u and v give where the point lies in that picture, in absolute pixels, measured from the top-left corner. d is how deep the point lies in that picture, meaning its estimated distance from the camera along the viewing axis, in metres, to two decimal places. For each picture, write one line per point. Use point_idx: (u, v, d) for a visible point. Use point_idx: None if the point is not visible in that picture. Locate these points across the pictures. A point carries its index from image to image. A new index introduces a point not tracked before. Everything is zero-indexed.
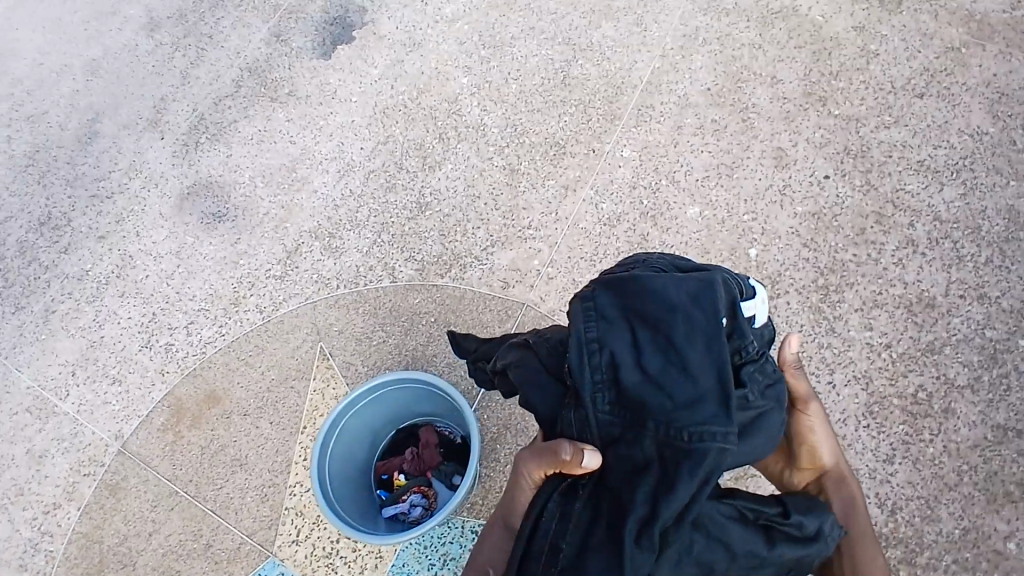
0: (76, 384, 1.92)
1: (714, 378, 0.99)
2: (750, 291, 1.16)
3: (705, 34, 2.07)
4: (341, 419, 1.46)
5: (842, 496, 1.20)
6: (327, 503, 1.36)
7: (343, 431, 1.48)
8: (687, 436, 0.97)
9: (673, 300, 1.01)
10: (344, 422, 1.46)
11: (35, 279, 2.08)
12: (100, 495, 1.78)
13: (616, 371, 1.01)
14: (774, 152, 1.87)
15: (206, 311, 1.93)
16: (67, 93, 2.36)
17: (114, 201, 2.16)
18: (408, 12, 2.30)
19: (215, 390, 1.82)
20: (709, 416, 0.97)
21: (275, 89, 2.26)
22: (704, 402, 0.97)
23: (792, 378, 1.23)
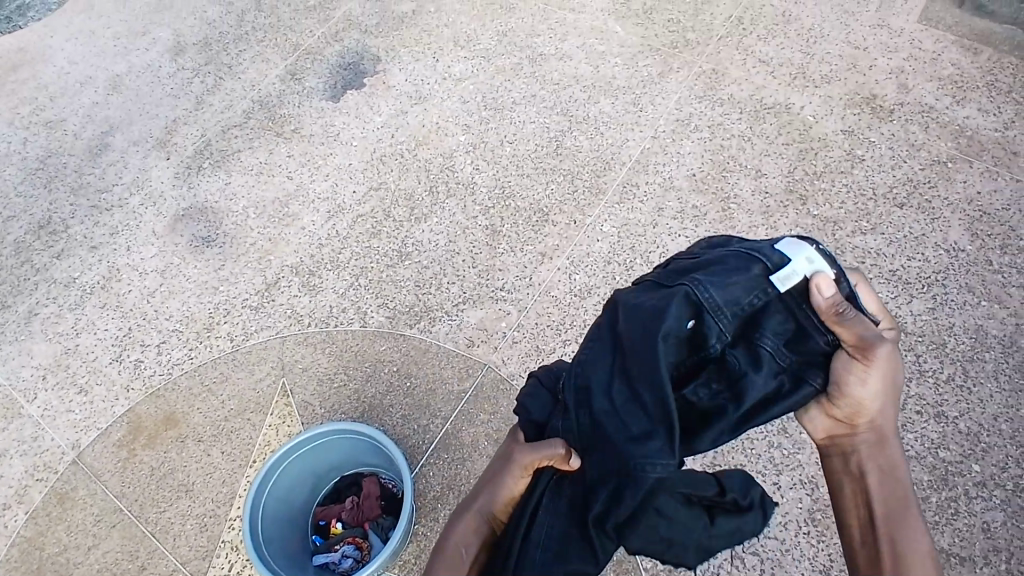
0: (44, 389, 1.94)
1: (666, 411, 1.01)
2: (781, 259, 1.10)
3: (697, 121, 2.14)
4: (285, 459, 1.48)
5: (879, 460, 1.15)
6: (254, 544, 1.36)
7: (282, 475, 1.49)
8: (630, 466, 1.00)
9: (651, 328, 1.06)
10: (287, 463, 1.48)
11: (25, 280, 2.14)
12: (47, 502, 1.77)
13: (590, 396, 1.08)
14: None
15: (179, 332, 1.97)
16: (87, 104, 2.53)
17: (113, 214, 2.25)
18: (418, 66, 2.42)
19: (173, 413, 1.85)
20: (653, 449, 1.00)
21: (282, 125, 2.36)
22: (654, 436, 1.01)
23: (839, 329, 1.06)
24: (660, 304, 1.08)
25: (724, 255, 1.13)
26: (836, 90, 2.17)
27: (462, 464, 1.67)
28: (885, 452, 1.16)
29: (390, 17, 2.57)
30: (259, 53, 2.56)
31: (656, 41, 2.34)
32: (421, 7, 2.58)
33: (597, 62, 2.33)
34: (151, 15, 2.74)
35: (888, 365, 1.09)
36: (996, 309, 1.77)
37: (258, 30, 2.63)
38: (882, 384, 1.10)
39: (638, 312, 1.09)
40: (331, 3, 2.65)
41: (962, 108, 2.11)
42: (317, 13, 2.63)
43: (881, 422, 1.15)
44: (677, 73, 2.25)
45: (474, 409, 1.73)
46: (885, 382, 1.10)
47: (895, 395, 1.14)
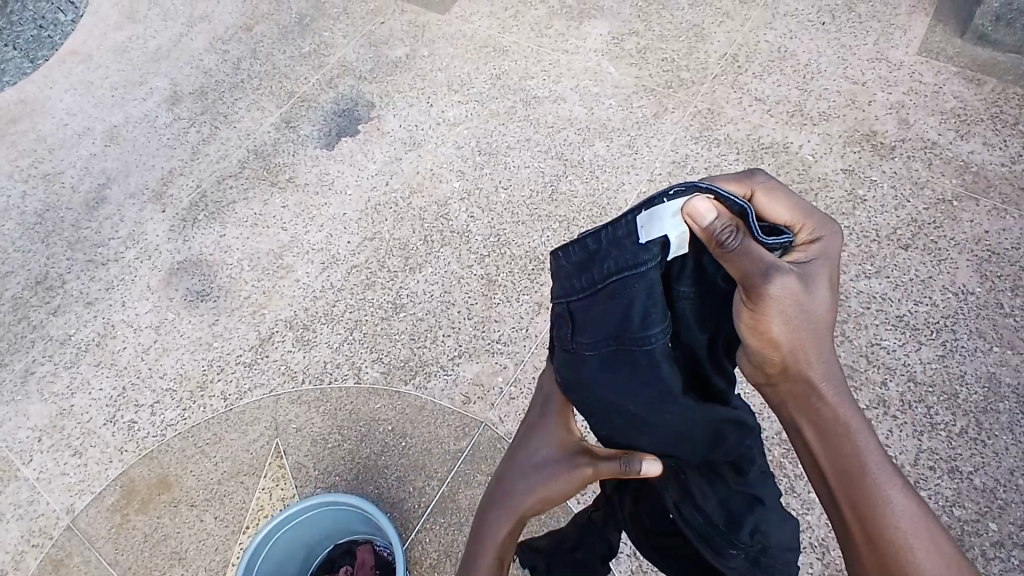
0: (40, 451, 1.91)
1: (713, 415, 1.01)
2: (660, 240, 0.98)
3: (694, 163, 2.11)
4: (274, 532, 1.43)
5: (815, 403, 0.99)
6: None
7: (273, 548, 1.45)
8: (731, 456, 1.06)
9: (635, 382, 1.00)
10: (276, 536, 1.44)
11: (21, 337, 2.11)
12: (42, 571, 1.73)
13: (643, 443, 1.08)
14: None
15: (174, 391, 1.95)
16: (84, 156, 2.51)
17: (109, 268, 2.23)
18: (412, 112, 2.42)
19: (167, 475, 1.82)
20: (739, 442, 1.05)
21: (277, 174, 2.35)
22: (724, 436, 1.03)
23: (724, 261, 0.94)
24: (624, 369, 1.00)
25: (610, 280, 0.99)
26: (835, 127, 2.13)
27: (459, 528, 1.63)
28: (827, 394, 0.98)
29: (384, 62, 2.57)
30: (254, 101, 2.56)
31: (650, 81, 2.32)
32: (415, 52, 2.59)
33: (591, 103, 2.31)
34: (147, 64, 2.74)
35: (790, 297, 0.95)
36: (1009, 355, 1.71)
37: (253, 78, 2.62)
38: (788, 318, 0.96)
39: (601, 376, 1.03)
40: (326, 50, 2.65)
41: (966, 142, 2.07)
42: (312, 59, 2.63)
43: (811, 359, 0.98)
44: (672, 113, 2.23)
45: (471, 470, 1.70)
46: (795, 314, 0.96)
47: (811, 324, 0.98)
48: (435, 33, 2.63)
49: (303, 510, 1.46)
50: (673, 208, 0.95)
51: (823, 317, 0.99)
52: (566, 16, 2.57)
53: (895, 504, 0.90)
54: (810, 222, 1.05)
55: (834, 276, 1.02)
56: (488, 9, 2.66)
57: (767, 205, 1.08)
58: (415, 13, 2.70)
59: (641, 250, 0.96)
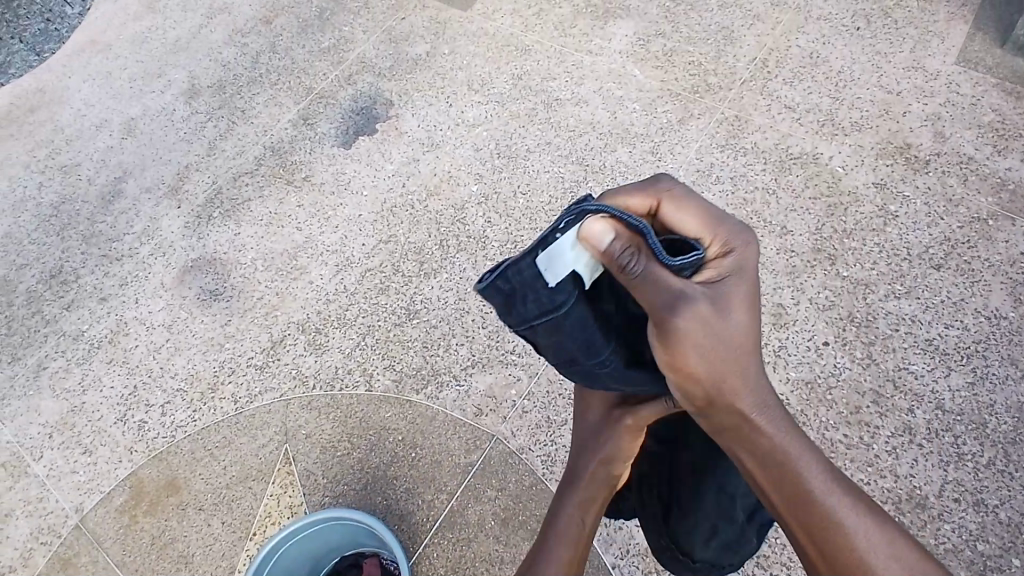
0: (49, 448, 1.90)
1: None
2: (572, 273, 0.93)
3: (719, 172, 2.05)
4: (274, 553, 1.40)
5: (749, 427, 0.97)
6: None
7: (281, 557, 1.43)
8: None
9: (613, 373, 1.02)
10: (277, 556, 1.41)
11: (34, 332, 2.11)
12: (48, 570, 1.72)
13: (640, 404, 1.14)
14: (772, 308, 1.79)
15: (184, 392, 1.94)
16: (102, 148, 2.50)
17: (123, 263, 2.21)
18: (432, 111, 2.37)
19: (175, 478, 1.81)
20: None
21: (293, 172, 2.32)
22: None
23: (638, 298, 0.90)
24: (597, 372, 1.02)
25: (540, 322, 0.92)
26: (867, 138, 2.06)
27: (467, 544, 1.60)
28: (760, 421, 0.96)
29: (404, 60, 2.53)
30: (272, 97, 2.52)
31: (676, 85, 2.26)
32: (436, 49, 2.54)
33: (614, 107, 2.26)
34: (166, 56, 2.71)
35: (709, 323, 0.93)
36: None
37: (272, 73, 2.59)
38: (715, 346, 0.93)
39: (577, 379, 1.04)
40: (345, 45, 2.61)
41: (1004, 158, 1.98)
42: (331, 55, 2.59)
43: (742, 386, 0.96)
44: (697, 120, 2.17)
45: (481, 485, 1.66)
46: (715, 339, 0.93)
47: (734, 345, 0.95)
48: (457, 30, 2.58)
49: (302, 530, 1.42)
50: (569, 241, 0.89)
51: (744, 335, 0.95)
52: (591, 16, 2.51)
53: (847, 523, 0.90)
54: (717, 229, 1.01)
55: (752, 288, 0.98)
56: (510, 7, 2.60)
57: (674, 214, 1.04)
58: (437, 9, 2.65)
59: (555, 291, 0.90)
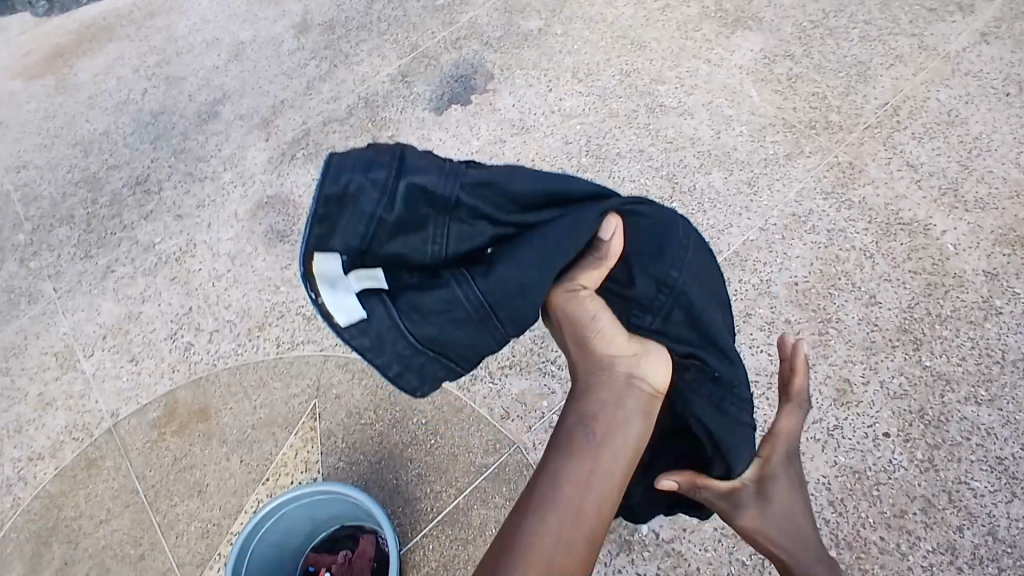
0: (102, 348, 2.01)
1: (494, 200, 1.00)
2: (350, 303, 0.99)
3: (817, 220, 1.90)
4: (264, 522, 1.43)
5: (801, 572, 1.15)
6: None
7: (274, 526, 1.46)
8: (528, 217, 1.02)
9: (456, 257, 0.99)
10: (267, 526, 1.44)
11: (110, 234, 2.20)
12: (78, 464, 1.83)
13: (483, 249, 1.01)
14: (837, 382, 1.68)
15: (233, 325, 1.99)
16: (208, 67, 2.54)
17: (203, 185, 2.27)
18: (530, 93, 2.30)
19: (207, 406, 1.87)
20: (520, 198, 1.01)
21: (380, 129, 2.30)
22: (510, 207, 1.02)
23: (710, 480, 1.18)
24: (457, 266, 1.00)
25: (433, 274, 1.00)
26: (990, 219, 1.85)
27: (462, 546, 1.60)
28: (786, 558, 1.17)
29: (515, 33, 2.44)
30: (377, 46, 2.49)
31: (793, 116, 2.09)
32: (549, 28, 2.44)
33: (720, 126, 2.11)
34: None
35: (775, 504, 1.17)
36: None
37: (382, 21, 2.55)
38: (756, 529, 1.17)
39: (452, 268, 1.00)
40: (459, 6, 2.54)
41: None
42: (443, 14, 2.53)
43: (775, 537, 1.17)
44: (807, 158, 2.00)
45: (490, 489, 1.65)
46: (779, 517, 1.16)
47: (790, 525, 1.16)
48: (575, 12, 2.46)
49: (291, 500, 1.45)
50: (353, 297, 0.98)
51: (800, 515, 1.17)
52: (719, 21, 2.35)
53: None
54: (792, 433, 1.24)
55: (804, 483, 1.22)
56: None
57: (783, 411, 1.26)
58: None
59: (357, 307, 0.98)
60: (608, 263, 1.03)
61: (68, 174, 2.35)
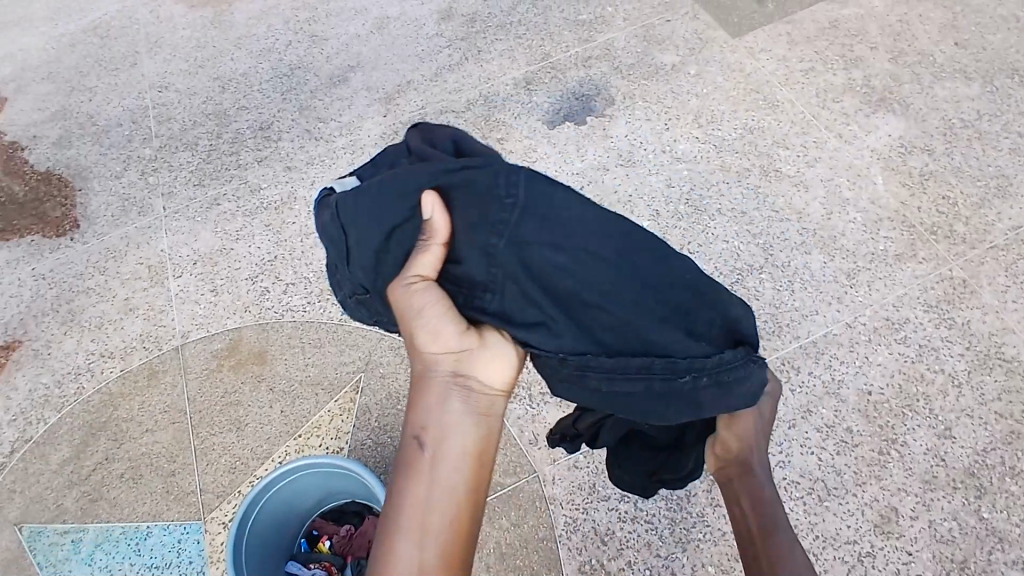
0: (191, 272, 2.16)
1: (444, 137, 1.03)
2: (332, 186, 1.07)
3: (909, 332, 1.80)
4: (261, 498, 1.49)
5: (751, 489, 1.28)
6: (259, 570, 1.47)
7: (273, 499, 1.52)
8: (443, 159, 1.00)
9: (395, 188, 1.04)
10: (264, 501, 1.49)
11: (224, 169, 2.36)
12: (141, 372, 1.99)
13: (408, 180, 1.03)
14: (882, 507, 1.61)
15: (310, 282, 2.09)
16: (350, 34, 2.66)
17: (318, 144, 2.38)
18: (646, 127, 2.27)
19: (266, 352, 1.98)
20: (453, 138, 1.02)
21: (492, 129, 2.34)
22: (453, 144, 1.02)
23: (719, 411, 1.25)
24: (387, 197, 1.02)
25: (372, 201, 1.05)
26: None
27: None
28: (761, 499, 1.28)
29: (648, 64, 2.41)
30: (511, 48, 2.53)
31: (913, 216, 1.98)
32: (683, 65, 2.39)
33: (833, 207, 2.02)
34: None
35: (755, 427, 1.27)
36: None
37: (522, 25, 2.58)
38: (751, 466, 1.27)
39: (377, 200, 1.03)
40: (601, 25, 2.53)
41: None
42: (583, 30, 2.54)
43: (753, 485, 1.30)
44: (917, 263, 1.90)
45: (500, 509, 1.66)
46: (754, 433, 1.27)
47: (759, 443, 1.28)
48: (714, 55, 2.40)
49: (286, 475, 1.51)
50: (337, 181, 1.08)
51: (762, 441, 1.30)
52: (861, 98, 2.24)
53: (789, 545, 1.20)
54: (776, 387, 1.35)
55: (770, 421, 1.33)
56: (782, 54, 2.37)
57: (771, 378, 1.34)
58: (706, 24, 2.48)
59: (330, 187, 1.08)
60: (436, 241, 0.91)
61: (202, 104, 2.53)
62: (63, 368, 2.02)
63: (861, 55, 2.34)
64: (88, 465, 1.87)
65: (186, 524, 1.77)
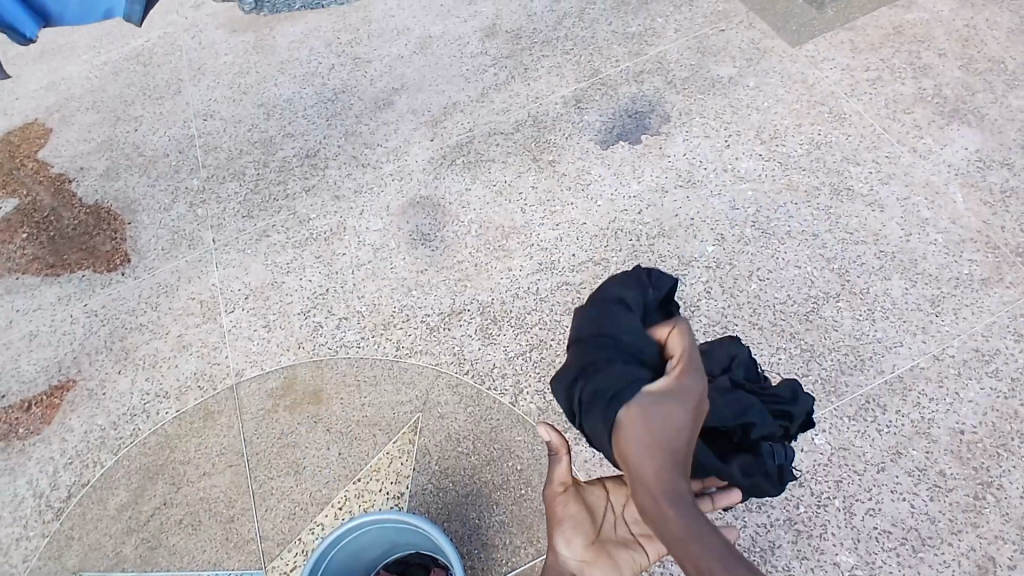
0: (242, 307, 2.14)
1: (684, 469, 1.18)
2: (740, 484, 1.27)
3: (1002, 364, 1.69)
4: (328, 554, 1.45)
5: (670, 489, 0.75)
6: None
7: (339, 553, 1.48)
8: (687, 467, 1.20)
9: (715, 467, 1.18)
10: (331, 556, 1.45)
11: (272, 200, 2.33)
12: (196, 413, 1.97)
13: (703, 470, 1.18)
14: (980, 557, 1.49)
15: (362, 317, 2.05)
16: (393, 55, 2.61)
17: (364, 171, 2.33)
18: (705, 145, 2.16)
19: (321, 391, 1.95)
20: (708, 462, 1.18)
21: (543, 151, 2.26)
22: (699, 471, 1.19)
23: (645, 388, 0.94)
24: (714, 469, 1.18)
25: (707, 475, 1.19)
26: None
27: None
28: (678, 507, 0.73)
29: (704, 77, 2.31)
30: (558, 64, 2.45)
31: (998, 237, 1.87)
32: (742, 77, 2.28)
33: (912, 229, 1.90)
34: None
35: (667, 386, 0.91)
36: None
37: (569, 40, 2.50)
38: (659, 420, 0.84)
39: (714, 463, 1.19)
40: (651, 37, 2.44)
41: None
42: (633, 43, 2.44)
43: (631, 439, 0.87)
44: (1005, 289, 1.79)
45: None
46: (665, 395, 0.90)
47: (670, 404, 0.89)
48: (773, 65, 2.28)
49: (352, 530, 1.46)
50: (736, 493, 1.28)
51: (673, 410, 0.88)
52: (936, 108, 2.11)
53: None
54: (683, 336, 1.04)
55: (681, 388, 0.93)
56: (847, 62, 2.25)
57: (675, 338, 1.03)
58: (763, 32, 2.36)
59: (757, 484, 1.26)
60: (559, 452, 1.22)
61: (247, 132, 2.50)
62: (118, 409, 2.01)
63: (931, 61, 2.21)
64: (146, 510, 1.86)
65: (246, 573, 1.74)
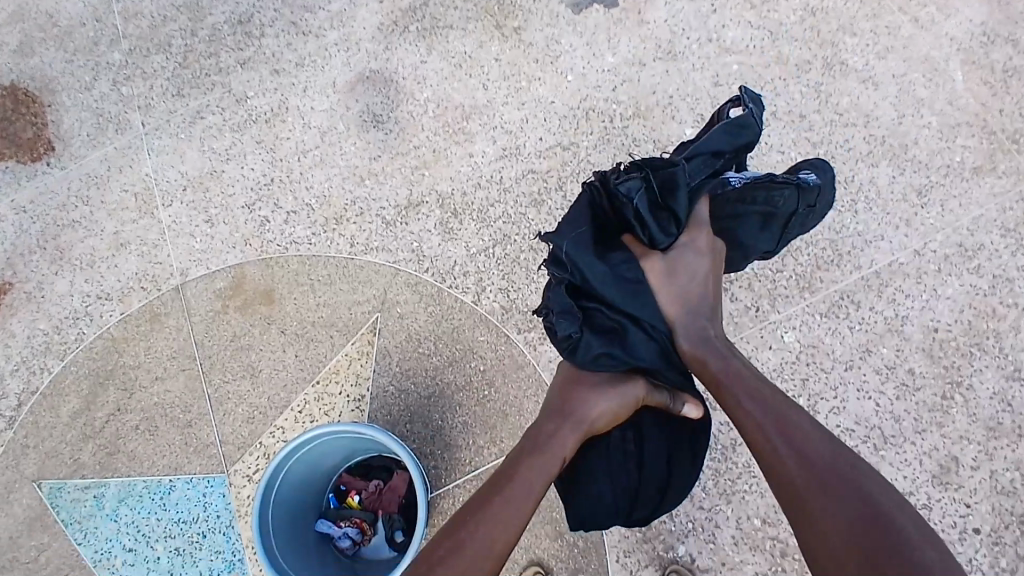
0: (181, 199, 1.96)
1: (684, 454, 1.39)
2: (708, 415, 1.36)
3: (986, 262, 1.63)
4: (285, 465, 1.46)
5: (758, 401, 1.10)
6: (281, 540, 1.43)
7: (293, 465, 1.49)
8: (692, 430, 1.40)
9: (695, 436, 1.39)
10: (288, 467, 1.47)
11: (203, 76, 2.02)
12: (142, 315, 1.87)
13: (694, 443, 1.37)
14: (943, 457, 1.56)
15: (313, 209, 1.89)
16: None
17: (306, 40, 2.01)
18: (687, 10, 1.87)
19: (273, 290, 1.84)
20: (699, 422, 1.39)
21: (506, 15, 1.94)
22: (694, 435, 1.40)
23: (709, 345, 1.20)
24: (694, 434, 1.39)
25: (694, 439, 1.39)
26: None
27: None
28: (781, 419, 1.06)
29: None
30: None
31: (1000, 120, 1.73)
32: None
33: (906, 109, 1.75)
34: None
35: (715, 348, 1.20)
36: None
37: None
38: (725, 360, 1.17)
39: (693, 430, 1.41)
40: None
41: None
42: None
43: (674, 277, 1.25)
44: (996, 179, 1.68)
45: None
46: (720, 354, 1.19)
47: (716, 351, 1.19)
48: None
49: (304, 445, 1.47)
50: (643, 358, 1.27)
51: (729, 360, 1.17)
52: None
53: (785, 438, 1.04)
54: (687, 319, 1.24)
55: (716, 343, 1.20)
56: None
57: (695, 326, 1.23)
58: None
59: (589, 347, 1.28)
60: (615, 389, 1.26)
61: None
62: (58, 314, 1.89)
63: None
64: (100, 417, 1.81)
65: (210, 478, 1.74)
